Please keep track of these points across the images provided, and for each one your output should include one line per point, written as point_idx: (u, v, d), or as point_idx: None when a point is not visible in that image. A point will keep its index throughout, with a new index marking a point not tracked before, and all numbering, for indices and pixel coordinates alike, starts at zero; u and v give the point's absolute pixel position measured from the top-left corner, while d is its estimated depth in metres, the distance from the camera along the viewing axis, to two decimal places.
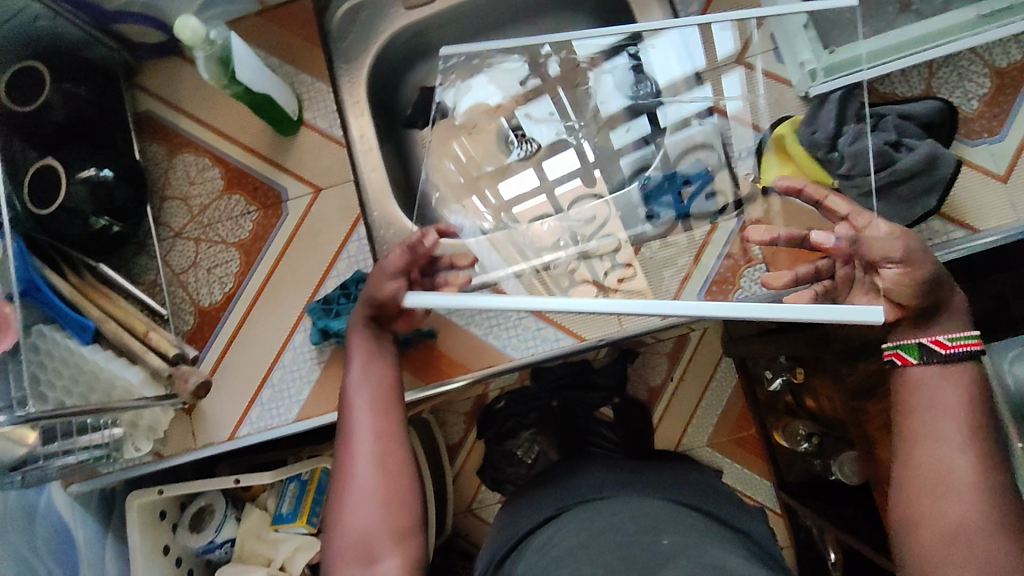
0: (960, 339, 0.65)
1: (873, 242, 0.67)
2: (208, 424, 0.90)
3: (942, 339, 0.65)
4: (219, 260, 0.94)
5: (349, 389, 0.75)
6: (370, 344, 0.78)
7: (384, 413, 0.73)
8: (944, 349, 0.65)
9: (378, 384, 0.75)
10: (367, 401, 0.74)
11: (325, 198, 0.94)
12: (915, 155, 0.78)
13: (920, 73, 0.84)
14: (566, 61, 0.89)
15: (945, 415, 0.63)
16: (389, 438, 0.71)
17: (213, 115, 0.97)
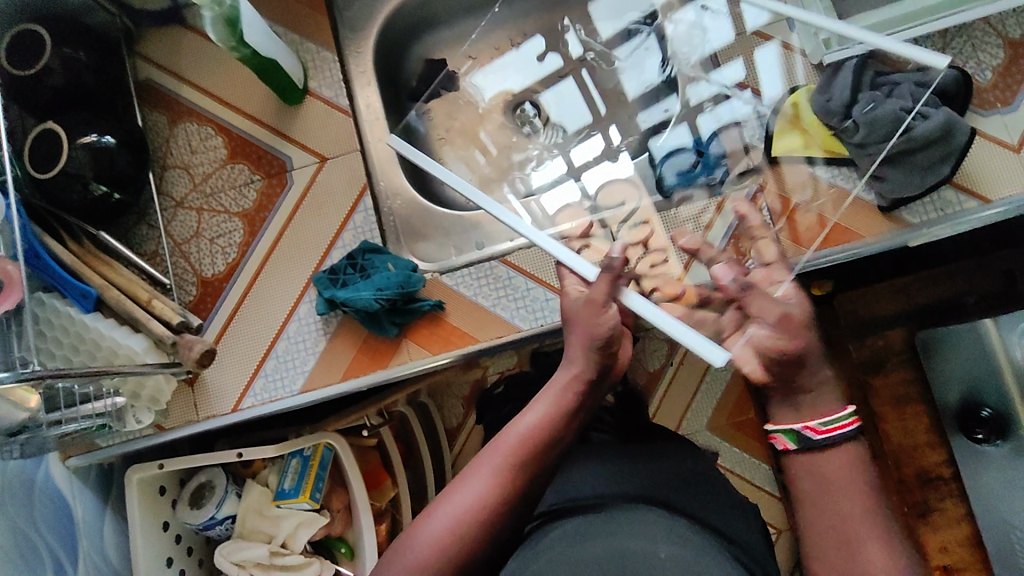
0: (835, 421, 0.62)
1: (761, 300, 0.67)
2: (211, 396, 0.88)
3: (816, 424, 0.62)
4: (222, 230, 0.92)
5: (523, 416, 0.70)
6: (564, 399, 0.70)
7: (523, 464, 0.67)
8: (821, 435, 0.62)
9: (540, 439, 0.68)
10: (519, 447, 0.67)
11: (331, 168, 0.92)
12: (930, 124, 0.77)
13: (934, 43, 0.84)
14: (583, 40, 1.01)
15: (854, 522, 0.58)
16: (507, 492, 0.66)
17: (215, 84, 0.95)
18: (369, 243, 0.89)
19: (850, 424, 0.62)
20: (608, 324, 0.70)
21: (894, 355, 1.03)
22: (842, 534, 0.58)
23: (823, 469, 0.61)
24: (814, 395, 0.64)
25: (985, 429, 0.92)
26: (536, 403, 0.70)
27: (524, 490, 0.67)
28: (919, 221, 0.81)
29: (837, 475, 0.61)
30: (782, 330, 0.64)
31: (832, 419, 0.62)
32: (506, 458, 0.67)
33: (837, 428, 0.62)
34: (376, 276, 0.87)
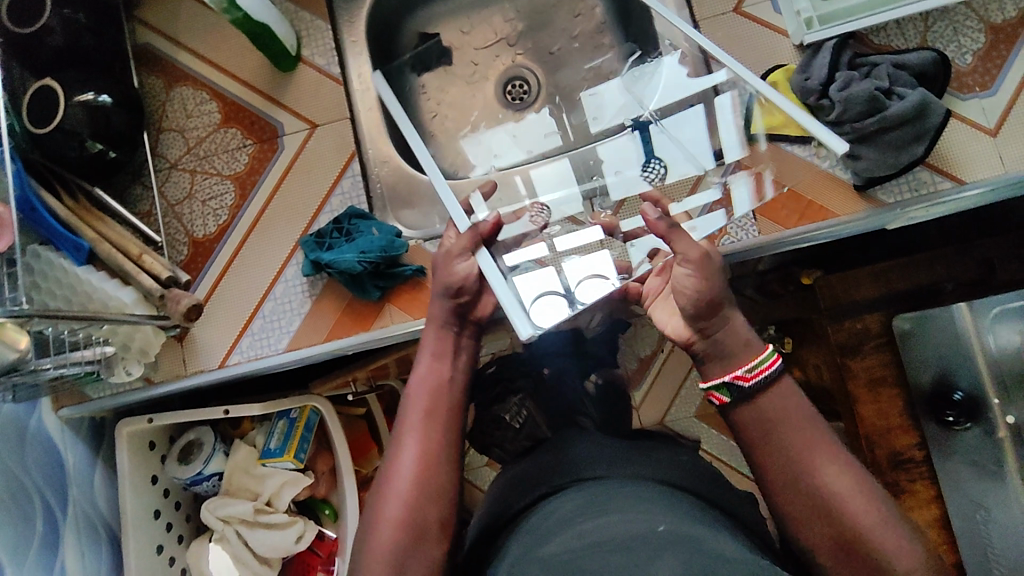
0: (759, 364, 0.65)
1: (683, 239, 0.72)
2: (199, 352, 0.91)
3: (743, 371, 0.65)
4: (214, 193, 0.95)
5: (412, 379, 0.72)
6: (441, 341, 0.73)
7: (430, 416, 0.69)
8: (750, 381, 0.64)
9: (434, 385, 0.71)
10: (420, 402, 0.70)
11: (321, 135, 0.95)
12: (905, 103, 0.77)
13: (916, 26, 0.85)
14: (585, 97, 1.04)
15: (793, 432, 0.62)
16: (434, 448, 0.68)
17: (211, 49, 0.97)
18: (356, 209, 0.92)
19: (772, 362, 0.65)
20: (461, 274, 0.75)
21: (871, 339, 0.99)
22: (790, 464, 0.61)
23: (752, 411, 0.64)
24: (745, 339, 0.67)
25: (956, 412, 0.93)
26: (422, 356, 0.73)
27: (446, 436, 0.68)
28: (894, 202, 0.82)
29: (770, 413, 0.63)
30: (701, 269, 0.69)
31: (757, 363, 0.65)
32: (419, 418, 0.69)
33: (762, 371, 0.64)
34: (360, 239, 0.88)
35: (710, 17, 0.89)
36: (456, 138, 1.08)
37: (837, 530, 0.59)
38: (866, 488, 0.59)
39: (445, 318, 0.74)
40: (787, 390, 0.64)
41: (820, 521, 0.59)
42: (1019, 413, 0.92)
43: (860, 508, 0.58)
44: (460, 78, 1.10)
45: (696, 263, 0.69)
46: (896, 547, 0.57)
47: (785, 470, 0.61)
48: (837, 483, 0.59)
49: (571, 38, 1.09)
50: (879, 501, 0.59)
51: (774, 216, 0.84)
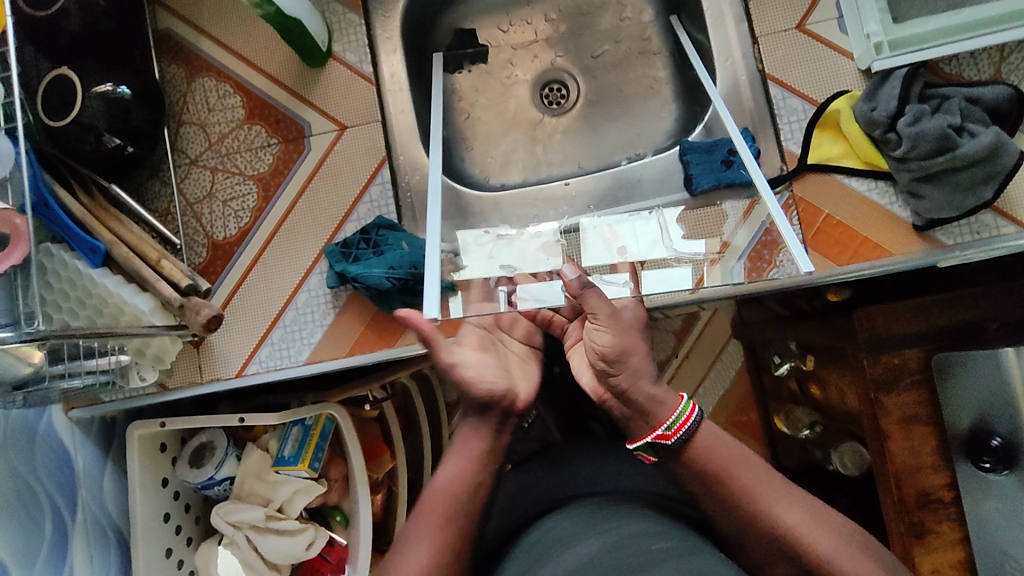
0: (678, 420, 0.74)
1: (595, 299, 0.74)
2: (216, 359, 0.88)
3: (664, 430, 0.74)
4: (235, 192, 0.90)
5: (436, 482, 0.77)
6: (477, 448, 0.81)
7: (451, 509, 0.74)
8: (672, 438, 0.74)
9: (462, 479, 0.78)
10: (449, 490, 0.76)
11: (350, 137, 0.90)
12: (977, 142, 0.73)
13: (990, 56, 0.79)
14: (624, 106, 1.02)
15: (737, 474, 0.71)
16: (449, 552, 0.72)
17: (236, 38, 0.92)
18: (384, 219, 0.87)
19: (689, 414, 0.75)
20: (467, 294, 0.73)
21: (908, 374, 0.84)
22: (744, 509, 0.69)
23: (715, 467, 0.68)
24: (657, 397, 0.77)
25: (993, 457, 0.79)
26: (457, 452, 0.81)
27: (460, 545, 0.73)
28: (953, 243, 0.78)
29: (716, 464, 0.72)
30: (610, 327, 0.77)
31: (676, 418, 0.74)
32: (438, 517, 0.74)
33: (682, 424, 0.74)
34: (389, 253, 0.84)
35: (768, 34, 0.84)
36: (487, 141, 1.03)
37: (795, 557, 0.66)
38: (816, 516, 0.67)
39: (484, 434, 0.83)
40: (707, 430, 0.75)
41: (782, 555, 0.67)
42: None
43: (814, 533, 0.66)
44: (494, 78, 1.05)
45: (607, 328, 0.77)
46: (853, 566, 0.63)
47: (739, 513, 0.69)
48: (789, 517, 0.67)
49: (615, 41, 1.03)
50: (831, 523, 0.67)
51: (826, 252, 0.81)
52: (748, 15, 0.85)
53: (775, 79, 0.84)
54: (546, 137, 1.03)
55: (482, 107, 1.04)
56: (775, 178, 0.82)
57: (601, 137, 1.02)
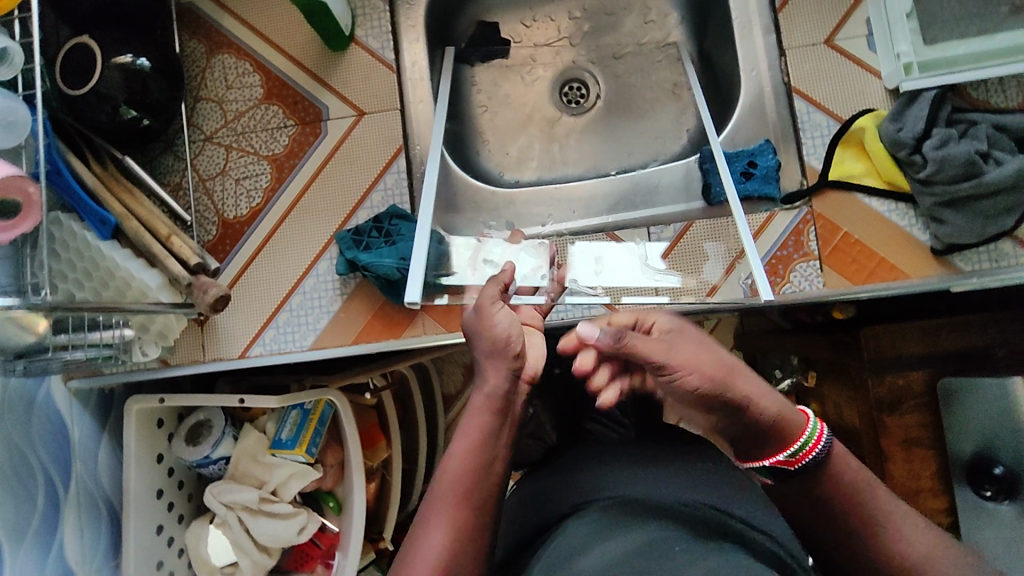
0: (801, 448, 0.54)
1: (639, 339, 0.58)
2: (221, 339, 0.87)
3: (785, 456, 0.55)
4: (249, 172, 0.89)
5: (450, 451, 0.62)
6: (492, 415, 0.63)
7: (470, 485, 0.59)
8: (793, 465, 0.55)
9: (480, 452, 0.61)
10: (465, 464, 0.60)
11: (368, 124, 0.89)
12: (1003, 171, 0.72)
13: (1018, 84, 0.79)
14: (643, 111, 1.02)
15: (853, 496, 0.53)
16: (468, 538, 0.58)
17: (258, 17, 0.91)
18: (398, 208, 0.86)
19: (818, 436, 0.54)
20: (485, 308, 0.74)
21: (912, 396, 0.82)
22: (856, 534, 0.53)
23: (804, 487, 0.56)
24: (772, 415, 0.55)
25: (995, 487, 0.75)
26: (469, 416, 0.63)
27: (482, 527, 0.59)
28: (971, 269, 0.77)
29: (841, 480, 0.54)
30: (687, 342, 0.57)
31: (797, 444, 0.54)
32: (457, 493, 0.59)
33: (818, 446, 0.54)
34: (401, 243, 0.83)
35: (796, 49, 0.84)
36: (503, 136, 1.04)
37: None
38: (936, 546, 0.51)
39: (498, 389, 0.64)
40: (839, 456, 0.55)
41: None
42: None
43: (934, 564, 0.50)
44: (515, 74, 1.05)
45: (690, 345, 0.56)
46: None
47: (853, 538, 0.53)
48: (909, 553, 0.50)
49: (638, 44, 1.03)
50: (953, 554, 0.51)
51: (841, 268, 0.80)
52: (776, 27, 0.84)
53: (801, 92, 0.83)
54: (563, 137, 1.03)
55: (501, 102, 1.04)
56: (796, 193, 0.81)
57: (619, 139, 1.02)
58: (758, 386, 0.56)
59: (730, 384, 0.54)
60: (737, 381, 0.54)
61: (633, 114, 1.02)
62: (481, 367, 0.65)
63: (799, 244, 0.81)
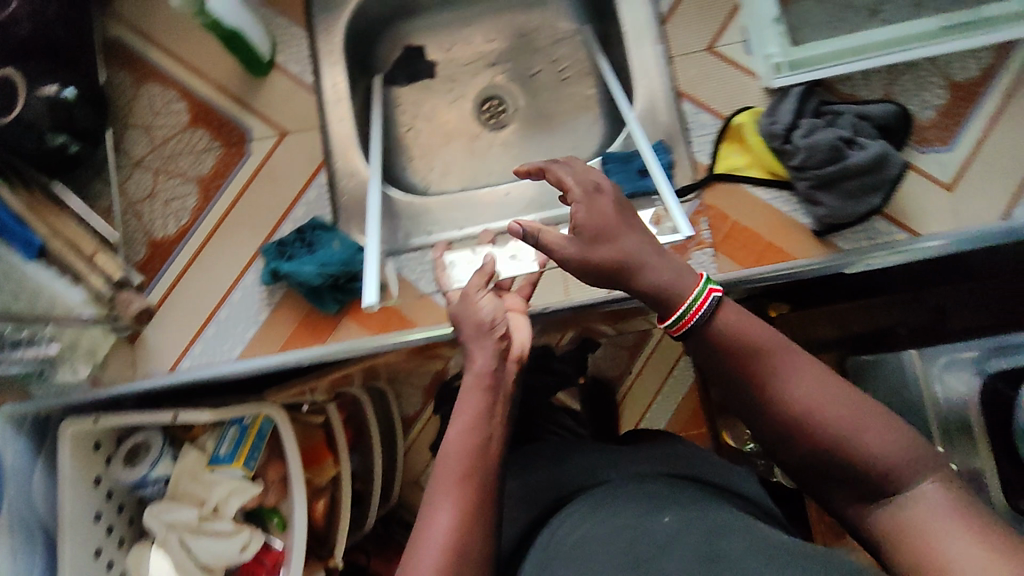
0: (686, 311, 0.55)
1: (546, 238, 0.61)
2: (152, 355, 0.90)
3: (675, 321, 0.56)
4: (177, 194, 0.94)
5: (447, 432, 0.64)
6: (487, 396, 0.65)
7: (471, 463, 0.61)
8: (684, 327, 0.56)
9: (476, 430, 0.63)
10: (463, 445, 0.63)
11: (290, 142, 0.94)
12: (865, 154, 0.79)
13: (881, 78, 0.88)
14: (559, 122, 1.09)
15: (737, 354, 0.54)
16: (477, 513, 0.60)
17: (183, 47, 0.97)
18: (320, 220, 0.91)
19: (706, 297, 0.55)
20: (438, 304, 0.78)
21: None
22: (749, 391, 0.54)
23: (702, 353, 0.56)
24: (662, 285, 0.56)
25: None
26: (463, 398, 0.66)
27: (486, 500, 0.61)
28: (849, 248, 0.84)
29: (734, 336, 0.54)
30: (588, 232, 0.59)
31: (686, 306, 0.55)
32: (461, 471, 0.61)
33: (694, 317, 0.55)
34: (321, 251, 0.87)
35: (679, 57, 0.92)
36: (429, 153, 1.10)
37: (809, 449, 0.52)
38: (826, 388, 0.51)
39: (487, 367, 0.67)
40: (726, 313, 0.55)
41: (807, 444, 0.52)
42: (961, 460, 0.88)
43: (828, 411, 0.51)
44: (437, 94, 1.11)
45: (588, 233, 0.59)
46: (875, 451, 0.49)
47: (749, 394, 0.54)
48: (795, 398, 0.51)
49: (550, 61, 1.10)
50: (851, 398, 0.51)
51: (733, 254, 0.87)
52: (662, 38, 0.92)
53: (689, 97, 0.91)
54: (485, 149, 1.09)
55: (427, 120, 1.11)
56: (686, 187, 0.88)
57: (538, 149, 1.08)
58: (660, 270, 0.57)
59: (621, 281, 0.59)
60: (629, 280, 0.58)
61: (552, 126, 1.09)
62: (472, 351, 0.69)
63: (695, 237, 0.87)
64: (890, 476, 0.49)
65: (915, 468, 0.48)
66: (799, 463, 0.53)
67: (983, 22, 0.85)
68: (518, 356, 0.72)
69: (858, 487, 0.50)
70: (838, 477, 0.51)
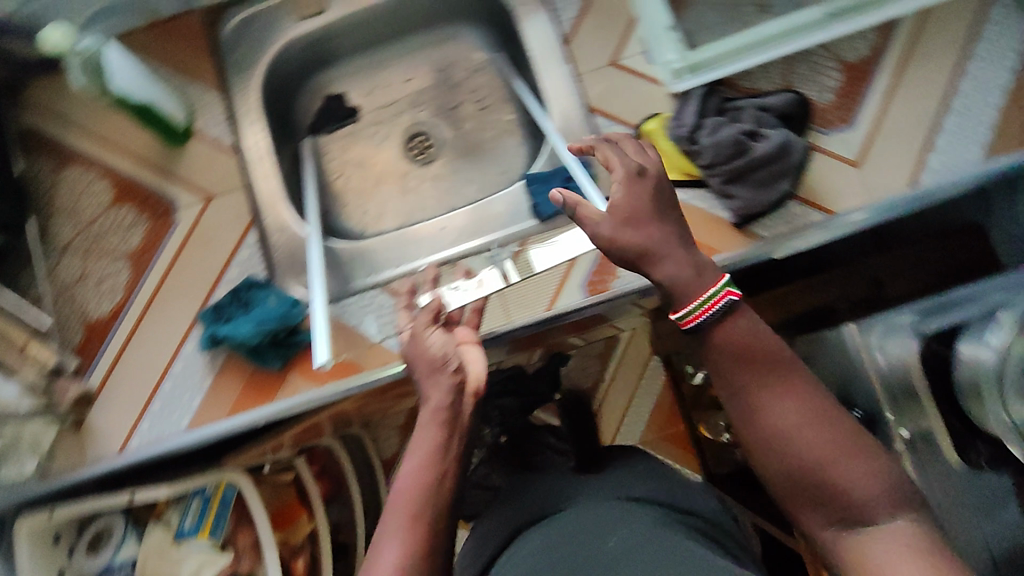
0: (704, 303, 0.59)
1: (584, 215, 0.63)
2: (99, 439, 0.88)
3: (690, 311, 0.59)
4: (107, 273, 0.93)
5: (401, 471, 0.65)
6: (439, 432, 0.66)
7: (421, 500, 0.62)
8: (699, 315, 0.59)
9: (429, 467, 0.64)
10: (416, 481, 0.63)
11: (216, 206, 0.95)
12: (769, 144, 0.84)
13: (778, 69, 0.92)
14: (485, 147, 1.10)
15: (733, 371, 0.59)
16: (426, 550, 0.60)
17: (100, 127, 0.97)
18: (253, 278, 0.91)
19: (721, 299, 0.59)
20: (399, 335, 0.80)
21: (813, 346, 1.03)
22: (743, 403, 0.59)
23: (704, 354, 0.60)
24: (677, 280, 0.60)
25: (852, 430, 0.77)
26: (420, 433, 0.67)
27: (437, 536, 0.61)
28: (770, 235, 0.87)
29: (738, 349, 0.58)
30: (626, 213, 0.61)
31: (704, 298, 0.59)
32: (410, 509, 0.61)
33: (703, 315, 0.59)
34: (256, 310, 0.88)
35: (586, 73, 0.95)
36: (361, 196, 1.10)
37: (791, 469, 0.56)
38: (817, 415, 0.56)
39: (443, 402, 0.68)
40: (734, 328, 0.59)
41: (790, 460, 0.56)
42: (914, 425, 0.74)
43: (814, 439, 0.56)
44: (363, 138, 1.12)
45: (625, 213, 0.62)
46: (851, 484, 0.54)
47: (744, 404, 0.59)
48: (784, 419, 0.56)
49: (469, 92, 1.12)
50: (842, 434, 0.56)
51: None
52: (568, 58, 0.95)
53: (601, 110, 0.94)
54: (416, 186, 1.10)
55: (356, 164, 1.11)
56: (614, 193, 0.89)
57: (467, 177, 1.10)
58: (675, 267, 0.60)
59: (643, 267, 0.62)
60: (650, 268, 0.61)
61: (480, 152, 1.10)
62: (427, 387, 0.70)
63: None
64: (861, 503, 0.54)
65: (885, 502, 0.53)
66: (779, 483, 0.58)
67: (862, 6, 0.90)
68: (474, 391, 0.71)
69: (832, 515, 0.55)
70: (813, 497, 0.56)
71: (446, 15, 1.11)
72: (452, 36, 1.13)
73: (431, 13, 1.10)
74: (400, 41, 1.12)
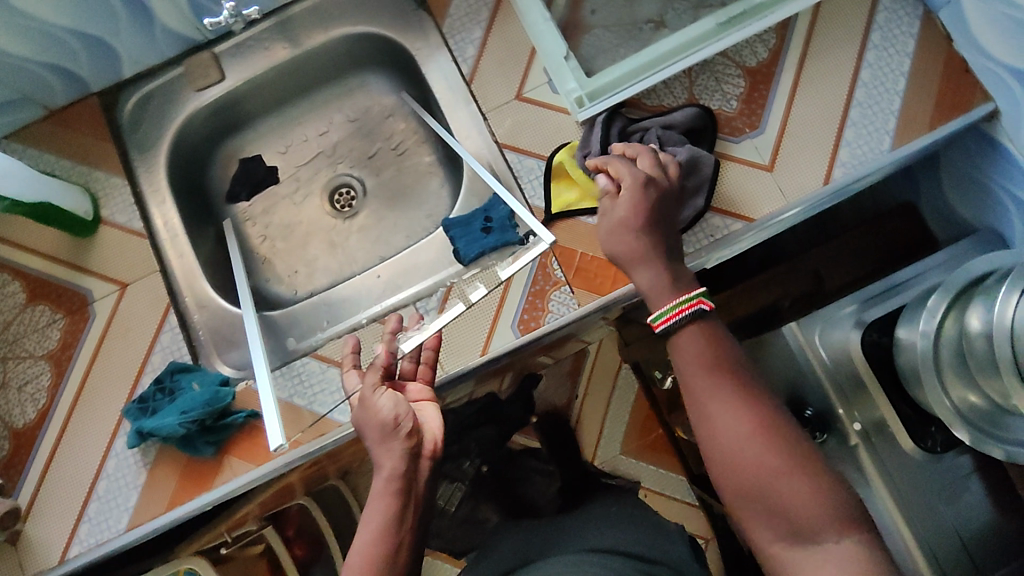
0: (680, 304, 0.68)
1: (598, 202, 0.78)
2: (37, 552, 0.85)
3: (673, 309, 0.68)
4: (28, 376, 0.90)
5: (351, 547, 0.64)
6: (392, 502, 0.65)
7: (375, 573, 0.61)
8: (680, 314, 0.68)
9: (382, 539, 0.63)
10: (368, 553, 0.63)
11: (133, 293, 0.92)
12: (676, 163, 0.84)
13: (681, 82, 0.91)
14: (411, 191, 1.07)
15: (694, 383, 0.67)
16: None
17: (4, 227, 0.94)
18: (178, 363, 0.89)
19: (693, 304, 0.69)
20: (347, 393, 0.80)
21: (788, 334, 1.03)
22: (702, 411, 0.66)
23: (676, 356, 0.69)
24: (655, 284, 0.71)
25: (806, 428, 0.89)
26: (372, 503, 0.66)
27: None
28: (694, 250, 0.86)
29: (699, 360, 0.67)
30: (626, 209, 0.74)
31: (682, 300, 0.69)
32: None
33: (677, 314, 0.68)
34: (181, 398, 0.86)
35: (491, 110, 0.94)
36: (290, 256, 1.06)
37: (743, 475, 0.62)
38: (769, 429, 0.63)
39: (395, 470, 0.66)
40: (698, 340, 0.68)
41: (742, 466, 0.63)
42: (865, 416, 0.85)
43: (765, 453, 0.62)
44: (284, 199, 1.08)
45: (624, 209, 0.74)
46: (794, 493, 0.60)
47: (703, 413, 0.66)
48: (736, 428, 0.63)
49: (387, 138, 1.09)
50: (793, 447, 0.62)
51: (589, 285, 0.88)
52: (473, 96, 0.95)
53: (510, 146, 0.92)
54: (343, 241, 1.06)
55: (280, 226, 1.07)
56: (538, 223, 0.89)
57: (395, 223, 1.06)
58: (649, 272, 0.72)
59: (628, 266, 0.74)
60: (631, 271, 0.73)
61: (405, 196, 1.07)
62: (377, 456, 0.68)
63: (545, 276, 0.88)
64: (803, 513, 0.59)
65: (825, 516, 0.59)
66: (730, 484, 0.63)
67: (752, 11, 0.89)
68: (432, 451, 0.70)
69: (781, 524, 0.60)
70: (761, 503, 0.62)
71: (353, 63, 1.08)
72: (362, 83, 1.10)
73: (337, 62, 1.06)
74: (308, 95, 1.09)
